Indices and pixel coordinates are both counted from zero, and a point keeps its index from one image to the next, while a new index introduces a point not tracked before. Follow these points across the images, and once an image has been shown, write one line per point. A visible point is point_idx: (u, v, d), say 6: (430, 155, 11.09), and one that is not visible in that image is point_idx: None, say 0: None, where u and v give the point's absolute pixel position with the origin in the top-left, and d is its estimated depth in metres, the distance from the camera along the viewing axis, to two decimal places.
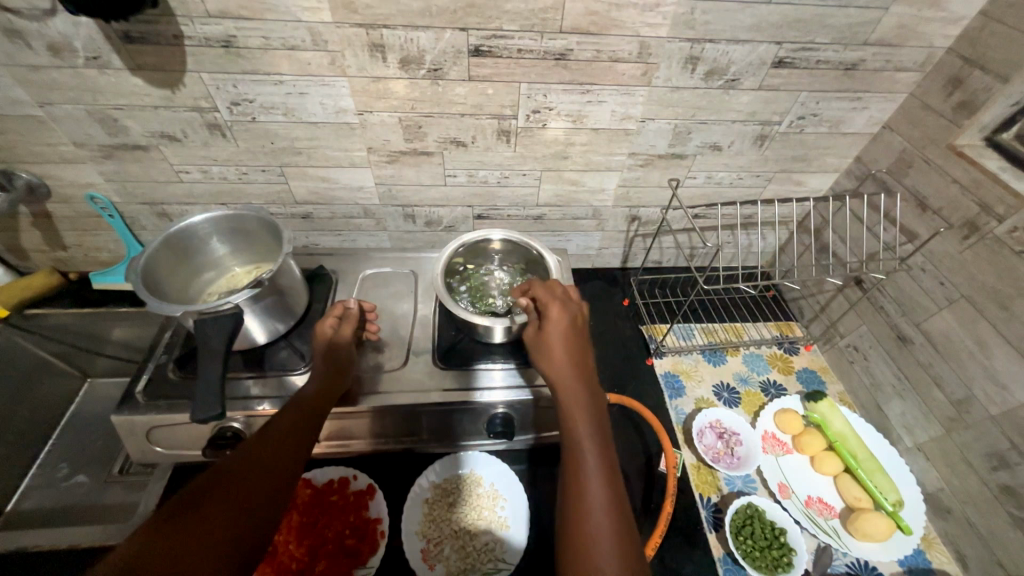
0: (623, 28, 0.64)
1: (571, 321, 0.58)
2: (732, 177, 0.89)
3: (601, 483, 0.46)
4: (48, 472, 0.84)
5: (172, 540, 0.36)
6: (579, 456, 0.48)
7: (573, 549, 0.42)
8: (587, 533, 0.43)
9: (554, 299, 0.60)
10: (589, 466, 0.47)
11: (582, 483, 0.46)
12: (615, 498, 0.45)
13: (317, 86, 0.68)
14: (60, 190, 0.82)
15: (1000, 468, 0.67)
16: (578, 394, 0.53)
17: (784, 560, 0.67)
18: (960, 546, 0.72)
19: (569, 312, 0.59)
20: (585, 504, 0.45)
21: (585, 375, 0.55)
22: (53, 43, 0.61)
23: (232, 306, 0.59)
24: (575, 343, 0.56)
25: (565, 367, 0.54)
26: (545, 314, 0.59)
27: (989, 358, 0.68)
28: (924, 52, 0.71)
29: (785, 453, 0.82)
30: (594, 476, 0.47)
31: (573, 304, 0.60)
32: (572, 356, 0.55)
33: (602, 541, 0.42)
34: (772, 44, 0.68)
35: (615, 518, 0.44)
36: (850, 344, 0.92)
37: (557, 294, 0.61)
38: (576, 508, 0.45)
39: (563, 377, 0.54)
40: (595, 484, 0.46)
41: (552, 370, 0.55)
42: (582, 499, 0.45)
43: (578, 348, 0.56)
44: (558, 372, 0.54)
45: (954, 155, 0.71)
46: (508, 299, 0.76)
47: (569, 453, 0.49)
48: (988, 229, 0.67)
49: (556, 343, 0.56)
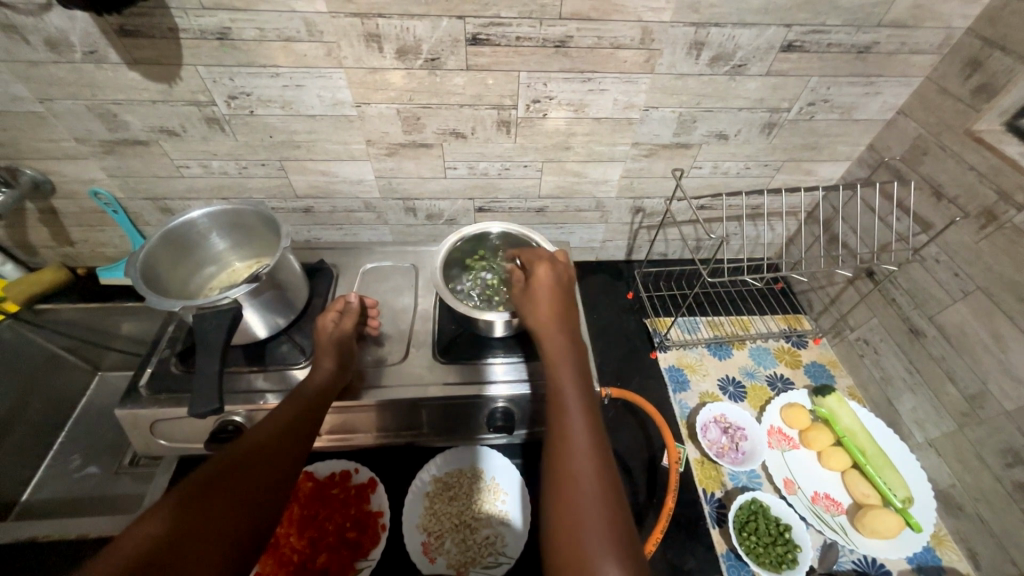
0: (624, 12, 0.62)
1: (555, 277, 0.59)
2: (739, 167, 0.87)
3: (584, 426, 0.46)
4: (60, 464, 0.86)
5: (182, 531, 0.36)
6: (561, 401, 0.48)
7: (556, 489, 0.42)
8: (569, 474, 0.42)
9: (540, 259, 0.61)
10: (571, 410, 0.47)
11: (565, 426, 0.46)
12: (598, 441, 0.45)
13: (314, 78, 0.67)
14: (64, 186, 0.83)
15: (1015, 465, 0.65)
16: (564, 345, 0.53)
17: (789, 556, 0.66)
18: (972, 544, 0.70)
19: (554, 269, 0.60)
20: (568, 446, 0.44)
21: (570, 327, 0.55)
22: (51, 38, 0.61)
23: (230, 301, 0.59)
24: (560, 297, 0.57)
25: (550, 320, 0.55)
26: (530, 272, 0.60)
27: (1005, 351, 0.65)
28: (941, 34, 0.68)
29: (791, 448, 0.80)
30: (575, 417, 0.46)
31: (558, 262, 0.61)
32: (558, 308, 0.56)
33: (583, 479, 0.42)
34: (781, 27, 0.66)
35: (598, 460, 0.43)
36: (860, 337, 0.90)
37: (541, 255, 0.62)
38: (560, 452, 0.44)
39: (548, 328, 0.54)
40: (578, 426, 0.46)
41: (538, 323, 0.55)
42: (566, 441, 0.45)
43: (562, 301, 0.57)
44: (543, 324, 0.55)
45: (972, 142, 0.68)
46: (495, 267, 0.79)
47: (552, 399, 0.49)
48: (1007, 218, 0.64)
49: (541, 297, 0.57)
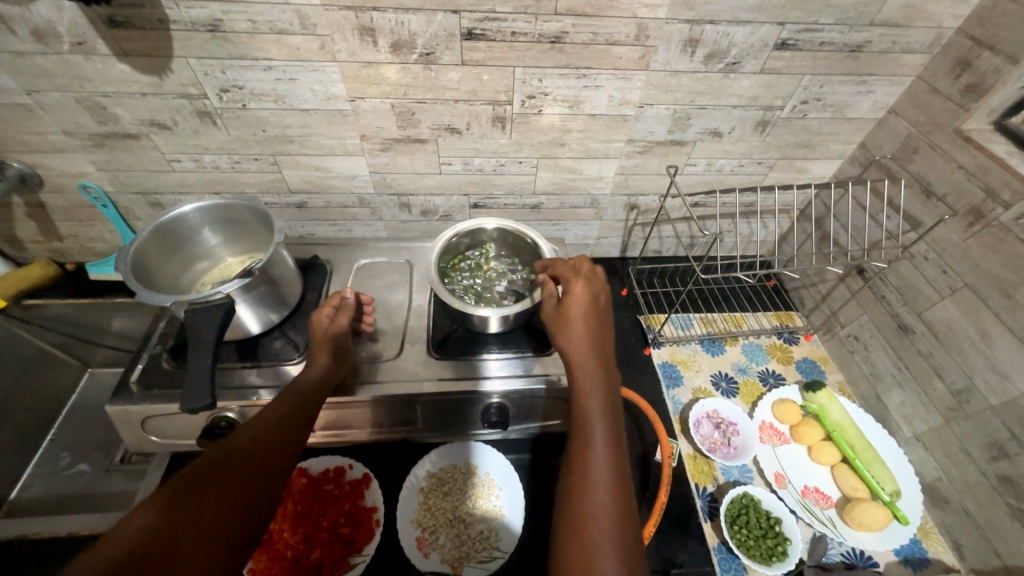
0: (619, 9, 0.62)
1: (592, 297, 0.57)
2: (733, 164, 0.88)
3: (606, 462, 0.45)
4: (50, 461, 0.85)
5: (175, 523, 0.36)
6: (586, 429, 0.48)
7: (572, 521, 0.42)
8: (587, 509, 0.42)
9: (577, 276, 0.59)
10: (595, 441, 0.47)
11: (586, 458, 0.46)
12: (620, 478, 0.45)
13: (307, 72, 0.67)
14: (53, 180, 0.81)
15: (1000, 458, 0.66)
16: (592, 367, 0.52)
17: (779, 548, 0.67)
18: (957, 535, 0.72)
19: (592, 288, 0.58)
20: (588, 480, 0.44)
21: (602, 351, 0.54)
22: (38, 29, 0.60)
23: (223, 296, 0.59)
24: (593, 319, 0.56)
25: (580, 341, 0.54)
26: (567, 289, 0.58)
27: (991, 347, 0.67)
28: (932, 33, 0.69)
29: (783, 443, 0.81)
30: (598, 450, 0.46)
31: (596, 281, 0.60)
32: (591, 331, 0.55)
33: (601, 519, 0.42)
34: (775, 25, 0.66)
35: (617, 498, 0.43)
36: (850, 333, 0.91)
37: (578, 271, 0.60)
38: (580, 483, 0.44)
39: (579, 351, 0.53)
40: (600, 458, 0.46)
41: (567, 343, 0.54)
42: (586, 474, 0.45)
43: (596, 326, 0.55)
44: (573, 344, 0.54)
45: (961, 140, 0.69)
46: (474, 258, 0.80)
47: (577, 426, 0.49)
48: (994, 216, 0.66)
49: (575, 315, 0.56)
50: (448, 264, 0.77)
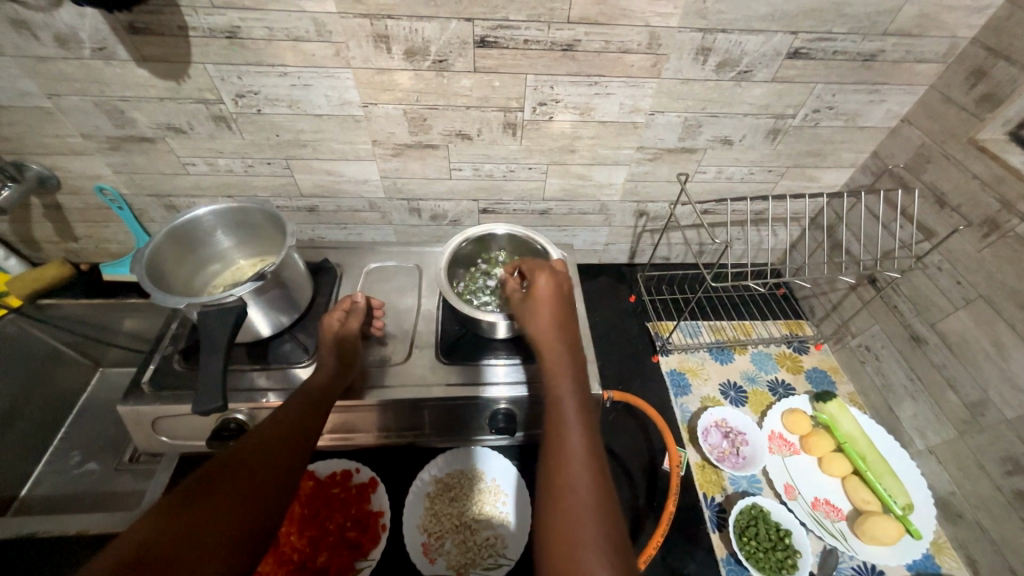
0: (632, 17, 0.63)
1: (557, 287, 0.59)
2: (743, 172, 0.87)
3: (581, 439, 0.45)
4: (61, 459, 0.86)
5: (186, 523, 0.37)
6: (558, 410, 0.47)
7: (551, 499, 0.41)
8: (565, 483, 0.41)
9: (541, 268, 0.61)
10: (568, 419, 0.46)
11: (562, 437, 0.45)
12: (596, 455, 0.44)
13: (321, 77, 0.67)
14: (70, 182, 0.83)
15: (1015, 473, 0.65)
16: (561, 351, 0.53)
17: (788, 561, 0.66)
18: (971, 551, 0.70)
19: (555, 280, 0.60)
20: (564, 457, 0.43)
21: (569, 336, 0.55)
22: (60, 34, 0.61)
23: (236, 298, 0.59)
24: (560, 307, 0.57)
25: (550, 329, 0.55)
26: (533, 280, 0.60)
27: (1006, 359, 0.66)
28: (946, 43, 0.68)
29: (792, 454, 0.80)
30: (572, 427, 0.46)
31: (559, 272, 0.62)
32: (558, 318, 0.56)
33: (580, 492, 0.41)
34: (787, 34, 0.66)
35: (596, 473, 0.42)
36: (862, 343, 0.90)
37: (543, 264, 0.62)
38: (556, 462, 0.43)
39: (549, 338, 0.54)
40: (574, 434, 0.45)
41: (538, 331, 0.56)
42: (562, 454, 0.44)
43: (562, 312, 0.57)
44: (543, 332, 0.55)
45: (976, 150, 0.69)
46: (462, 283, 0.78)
47: (550, 410, 0.48)
48: (1009, 227, 0.65)
49: (542, 305, 0.57)
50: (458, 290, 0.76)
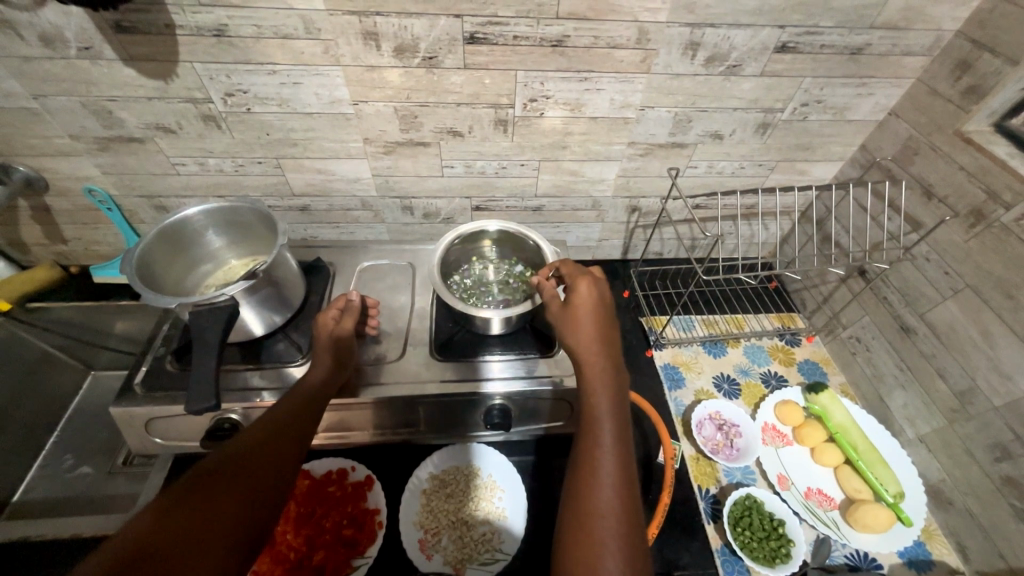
0: (621, 12, 0.63)
1: (599, 296, 0.57)
2: (733, 167, 0.88)
3: (613, 462, 0.45)
4: (54, 463, 0.85)
5: (184, 518, 0.37)
6: (593, 429, 0.47)
7: (578, 520, 0.42)
8: (593, 508, 0.42)
9: (582, 275, 0.58)
10: (602, 441, 0.46)
11: (594, 457, 0.45)
12: (626, 477, 0.44)
13: (312, 76, 0.67)
14: (58, 183, 0.82)
15: (1003, 459, 0.66)
16: (600, 365, 0.52)
17: (782, 551, 0.67)
18: (961, 538, 0.71)
19: (597, 288, 0.57)
20: (595, 477, 0.44)
21: (610, 350, 0.53)
22: (45, 33, 0.61)
23: (227, 298, 0.59)
24: (600, 319, 0.55)
25: (588, 339, 0.53)
26: (572, 287, 0.58)
27: (993, 348, 0.67)
28: (932, 36, 0.69)
29: (786, 445, 0.81)
30: (606, 448, 0.46)
31: (601, 279, 0.59)
32: (598, 330, 0.54)
33: (607, 516, 0.41)
34: (775, 28, 0.66)
35: (623, 500, 0.43)
36: (852, 335, 0.91)
37: (584, 270, 0.60)
38: (587, 480, 0.44)
39: (587, 348, 0.53)
40: (607, 457, 0.45)
41: (575, 340, 0.54)
42: (593, 473, 0.44)
43: (603, 324, 0.55)
44: (581, 342, 0.53)
45: (961, 142, 0.69)
46: (468, 294, 0.76)
47: (584, 425, 0.48)
48: (995, 217, 0.66)
49: (582, 313, 0.55)
50: (472, 299, 0.75)
